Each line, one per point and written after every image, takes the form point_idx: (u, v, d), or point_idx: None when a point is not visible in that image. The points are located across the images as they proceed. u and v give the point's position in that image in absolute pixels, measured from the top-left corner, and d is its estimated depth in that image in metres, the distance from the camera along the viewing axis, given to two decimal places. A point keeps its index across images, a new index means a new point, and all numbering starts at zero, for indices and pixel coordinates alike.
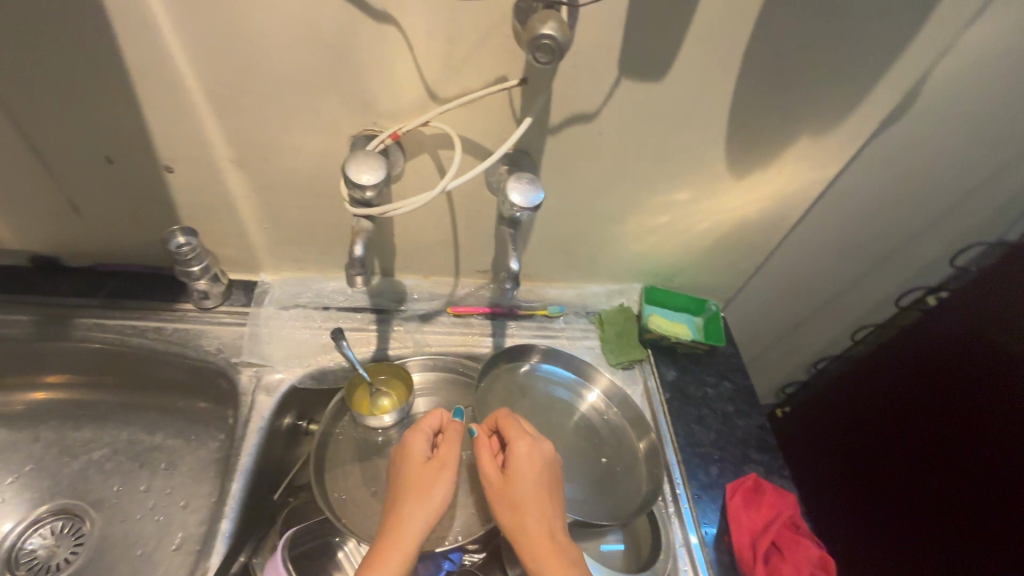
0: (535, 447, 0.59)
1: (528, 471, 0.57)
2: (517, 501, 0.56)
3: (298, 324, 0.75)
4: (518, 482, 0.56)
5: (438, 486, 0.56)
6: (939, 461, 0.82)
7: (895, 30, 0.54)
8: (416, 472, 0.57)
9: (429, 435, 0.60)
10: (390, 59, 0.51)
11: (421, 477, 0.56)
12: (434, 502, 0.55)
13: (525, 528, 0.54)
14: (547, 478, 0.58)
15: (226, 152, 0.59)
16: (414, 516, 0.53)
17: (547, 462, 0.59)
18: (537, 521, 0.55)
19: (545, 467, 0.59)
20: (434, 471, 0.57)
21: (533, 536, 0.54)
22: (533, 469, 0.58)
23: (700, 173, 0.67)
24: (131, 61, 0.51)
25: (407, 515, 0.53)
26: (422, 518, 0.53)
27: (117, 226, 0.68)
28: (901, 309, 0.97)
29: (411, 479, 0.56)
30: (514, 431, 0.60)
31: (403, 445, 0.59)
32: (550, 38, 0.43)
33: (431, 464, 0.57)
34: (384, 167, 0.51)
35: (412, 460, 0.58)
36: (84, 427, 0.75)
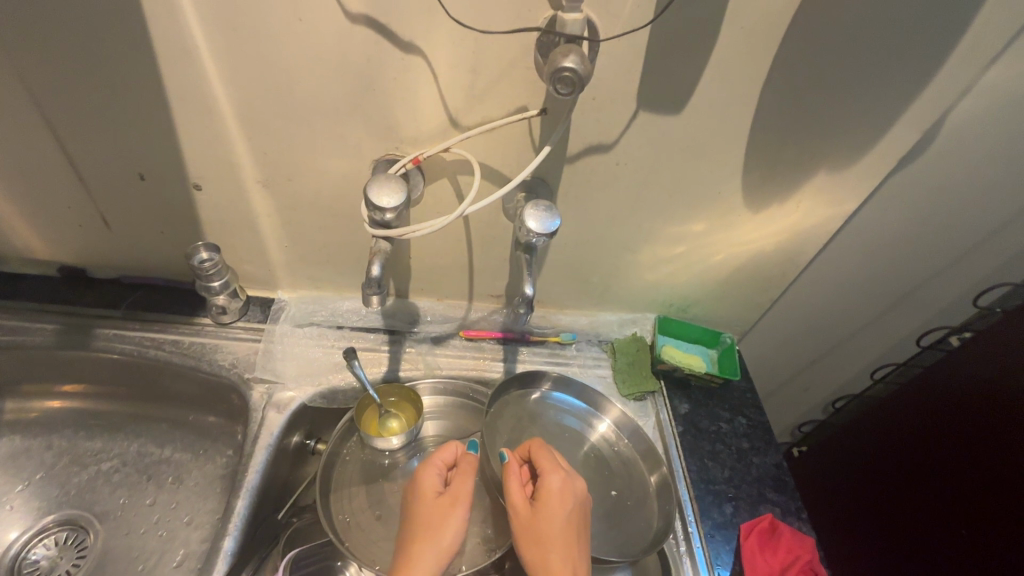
0: (568, 482, 0.58)
1: (556, 507, 0.56)
2: (541, 538, 0.54)
3: (312, 342, 0.76)
4: (544, 516, 0.55)
5: (451, 522, 0.54)
6: (959, 509, 0.79)
7: (910, 71, 0.55)
8: (428, 507, 0.55)
9: (440, 470, 0.59)
10: (415, 87, 0.53)
11: (434, 512, 0.55)
12: (448, 539, 0.54)
13: (548, 567, 0.53)
14: (576, 517, 0.57)
15: (253, 172, 0.61)
16: (425, 554, 0.52)
17: (577, 498, 0.58)
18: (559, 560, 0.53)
19: (575, 504, 0.57)
20: (446, 506, 0.56)
21: None
22: (566, 504, 0.56)
23: (717, 204, 0.68)
24: (170, 84, 0.53)
25: (419, 552, 0.52)
26: (434, 558, 0.52)
27: (144, 241, 0.70)
28: (922, 349, 0.94)
29: (423, 515, 0.55)
30: (549, 464, 0.59)
31: (413, 478, 0.58)
32: (572, 70, 0.44)
33: (442, 499, 0.56)
34: (404, 191, 0.52)
35: (423, 495, 0.57)
36: (96, 438, 0.76)
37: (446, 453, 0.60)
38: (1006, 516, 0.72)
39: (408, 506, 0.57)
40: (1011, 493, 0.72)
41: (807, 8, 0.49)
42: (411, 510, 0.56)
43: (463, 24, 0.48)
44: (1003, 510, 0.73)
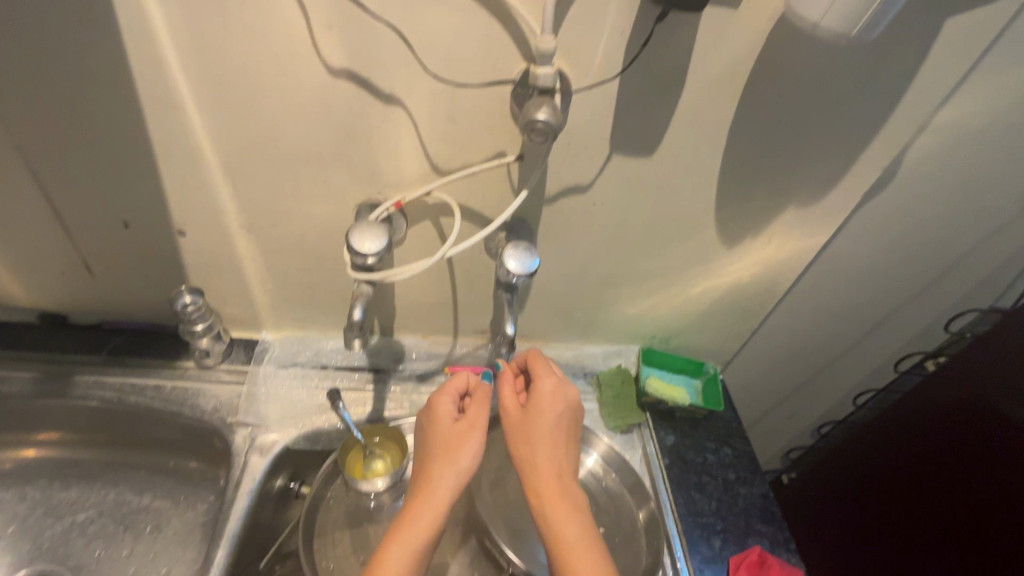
0: (560, 387, 0.59)
1: (551, 412, 0.57)
2: (532, 440, 0.56)
3: (296, 383, 0.75)
4: (539, 424, 0.56)
5: (468, 440, 0.55)
6: (949, 538, 0.79)
7: (867, 114, 0.58)
8: (444, 429, 0.56)
9: (454, 393, 0.59)
10: (396, 135, 0.55)
11: (452, 434, 0.56)
12: (467, 458, 0.54)
13: (537, 465, 0.55)
14: (568, 420, 0.58)
15: (237, 217, 0.62)
16: (444, 471, 0.53)
17: (569, 404, 0.58)
18: (556, 463, 0.55)
19: (565, 408, 0.58)
20: (463, 430, 0.56)
21: (544, 471, 0.54)
22: (556, 407, 0.57)
23: (693, 240, 0.70)
24: (156, 136, 0.55)
25: (441, 471, 0.53)
26: (454, 474, 0.53)
27: (126, 286, 0.70)
28: (901, 373, 0.97)
29: (437, 436, 0.56)
30: (541, 370, 0.60)
31: (429, 406, 0.58)
32: (545, 122, 0.47)
33: (459, 424, 0.56)
34: (385, 235, 0.54)
35: (440, 421, 0.57)
36: (72, 487, 0.74)
37: (459, 382, 0.59)
38: (995, 542, 0.72)
39: (424, 430, 0.58)
40: (1000, 523, 0.72)
41: (767, 59, 0.52)
42: (427, 433, 0.57)
43: (440, 79, 0.51)
44: (991, 541, 0.73)
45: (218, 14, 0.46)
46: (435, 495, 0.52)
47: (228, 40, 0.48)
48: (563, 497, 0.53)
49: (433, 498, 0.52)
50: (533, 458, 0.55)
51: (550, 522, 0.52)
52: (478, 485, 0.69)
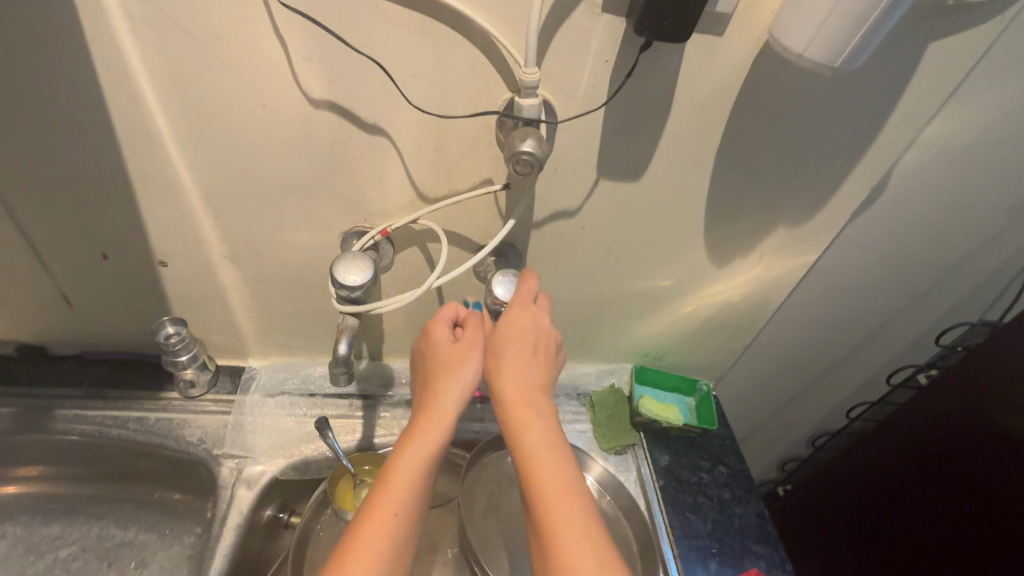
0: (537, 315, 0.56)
1: (529, 332, 0.55)
2: (506, 357, 0.53)
3: (283, 413, 0.73)
4: (515, 344, 0.54)
5: (465, 361, 0.54)
6: (952, 558, 0.78)
7: (853, 137, 0.58)
8: (438, 355, 0.55)
9: (446, 321, 0.57)
10: (380, 164, 0.54)
11: (447, 359, 0.54)
12: (463, 381, 0.53)
13: (505, 381, 0.52)
14: (543, 345, 0.56)
15: (220, 246, 0.61)
16: (444, 394, 0.52)
17: (546, 330, 0.56)
18: (533, 379, 0.54)
19: (541, 334, 0.56)
20: (460, 352, 0.54)
21: (512, 386, 0.52)
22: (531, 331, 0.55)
23: (683, 261, 0.69)
24: (134, 168, 0.54)
25: (439, 395, 0.52)
26: (453, 396, 0.52)
27: (106, 316, 0.68)
28: (893, 387, 0.98)
29: (437, 359, 0.54)
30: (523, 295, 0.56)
31: (424, 334, 0.57)
32: (529, 154, 0.46)
33: (457, 345, 0.55)
34: (371, 266, 0.53)
35: (436, 346, 0.55)
36: (54, 522, 0.72)
37: (451, 313, 0.58)
38: (995, 556, 0.71)
39: (422, 361, 0.57)
40: (1001, 542, 0.71)
41: (752, 86, 0.52)
42: (423, 362, 0.56)
43: (423, 110, 0.50)
44: (992, 561, 0.72)
45: (196, 48, 0.45)
46: (434, 418, 0.52)
47: (207, 73, 0.47)
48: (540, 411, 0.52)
49: (432, 420, 0.51)
50: (509, 375, 0.53)
51: (521, 435, 0.50)
52: (471, 511, 0.68)
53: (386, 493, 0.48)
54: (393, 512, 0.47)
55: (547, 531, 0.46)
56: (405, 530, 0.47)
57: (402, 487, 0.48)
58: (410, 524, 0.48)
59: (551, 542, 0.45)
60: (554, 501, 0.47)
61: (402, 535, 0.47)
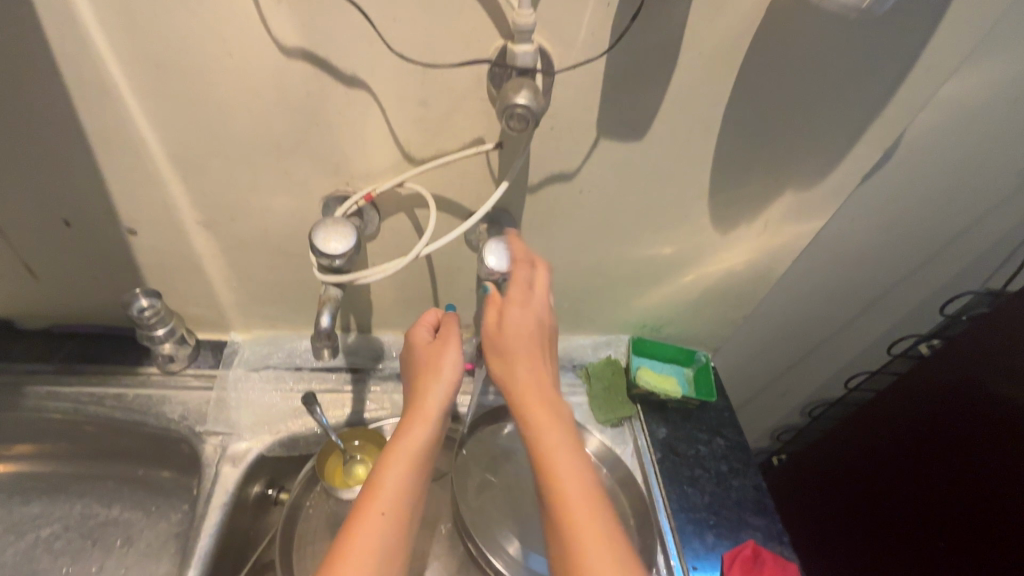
0: (531, 306, 0.52)
1: (528, 325, 0.51)
2: (515, 354, 0.50)
3: (268, 387, 0.71)
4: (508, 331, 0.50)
5: (447, 357, 0.52)
6: (947, 525, 0.78)
7: (870, 92, 0.54)
8: (420, 354, 0.53)
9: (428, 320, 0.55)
10: (362, 121, 0.50)
11: (427, 358, 0.52)
12: (447, 378, 0.51)
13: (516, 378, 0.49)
14: (543, 337, 0.52)
15: (192, 213, 0.57)
16: (426, 391, 0.50)
17: (542, 322, 0.52)
18: (528, 363, 0.50)
19: (541, 325, 0.52)
20: (445, 353, 0.52)
21: (521, 383, 0.49)
22: (530, 323, 0.51)
23: (685, 227, 0.66)
24: (90, 126, 0.49)
25: (423, 396, 0.50)
26: (438, 390, 0.50)
27: (75, 288, 0.65)
28: (893, 356, 0.96)
29: (423, 361, 0.52)
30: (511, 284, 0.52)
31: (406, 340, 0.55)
32: (524, 107, 0.42)
33: (440, 346, 0.53)
34: (354, 233, 0.49)
35: (421, 350, 0.53)
36: (35, 501, 0.70)
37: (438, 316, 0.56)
38: (994, 522, 0.71)
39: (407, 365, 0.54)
40: (999, 512, 0.71)
41: (765, 34, 0.48)
42: (407, 368, 0.54)
43: (406, 58, 0.45)
44: (990, 530, 0.72)
45: None
46: (418, 414, 0.50)
47: (163, 15, 0.42)
48: (547, 403, 0.49)
49: (416, 418, 0.50)
50: (520, 374, 0.49)
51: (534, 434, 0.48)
52: (462, 490, 0.66)
53: (375, 494, 0.46)
54: (381, 512, 0.45)
55: (567, 535, 0.43)
56: (392, 536, 0.45)
57: (391, 492, 0.46)
58: (403, 523, 0.46)
59: (568, 548, 0.43)
60: (571, 501, 0.44)
61: (396, 533, 0.45)
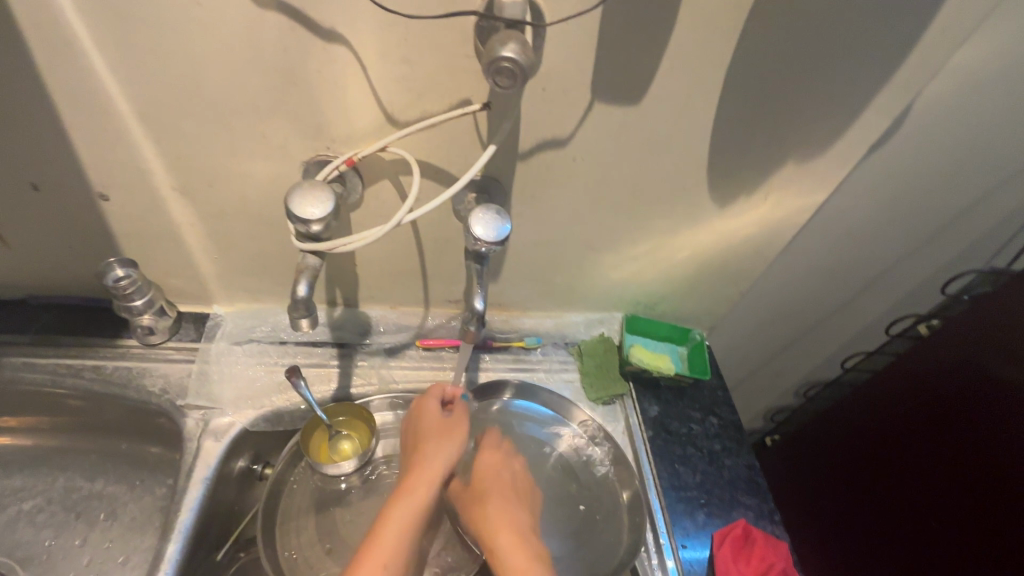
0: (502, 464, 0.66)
1: (502, 476, 0.65)
2: (489, 495, 0.62)
3: (252, 361, 0.69)
4: (488, 466, 0.65)
5: (459, 434, 0.61)
6: (945, 505, 0.77)
7: (881, 53, 0.51)
8: (427, 427, 0.61)
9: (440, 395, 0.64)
10: (342, 80, 0.47)
11: (434, 431, 0.61)
12: (449, 454, 0.59)
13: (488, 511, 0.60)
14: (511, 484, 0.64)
15: (167, 178, 0.54)
16: (437, 454, 0.59)
17: (512, 473, 0.66)
18: (499, 494, 0.62)
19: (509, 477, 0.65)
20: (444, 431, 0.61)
21: (493, 516, 0.60)
22: (502, 476, 0.65)
23: (683, 199, 0.64)
24: (52, 82, 0.46)
25: (428, 456, 0.58)
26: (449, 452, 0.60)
27: (48, 256, 0.62)
28: (890, 337, 0.95)
29: (426, 431, 0.61)
30: (487, 445, 0.67)
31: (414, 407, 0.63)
32: (511, 60, 0.39)
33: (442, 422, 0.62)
34: (333, 198, 0.46)
35: (425, 418, 0.62)
36: (16, 475, 0.69)
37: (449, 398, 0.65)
38: (994, 496, 0.71)
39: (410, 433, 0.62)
40: (999, 494, 0.70)
41: None
42: (410, 434, 0.62)
43: (387, 9, 0.42)
44: (989, 511, 0.71)
45: None
46: (420, 474, 0.57)
47: None
48: (515, 526, 0.59)
49: (422, 474, 0.57)
50: (493, 509, 0.60)
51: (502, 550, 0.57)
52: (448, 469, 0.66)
53: (376, 543, 0.51)
54: (383, 564, 0.50)
55: None
56: None
57: (394, 543, 0.52)
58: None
59: None
60: None
61: None
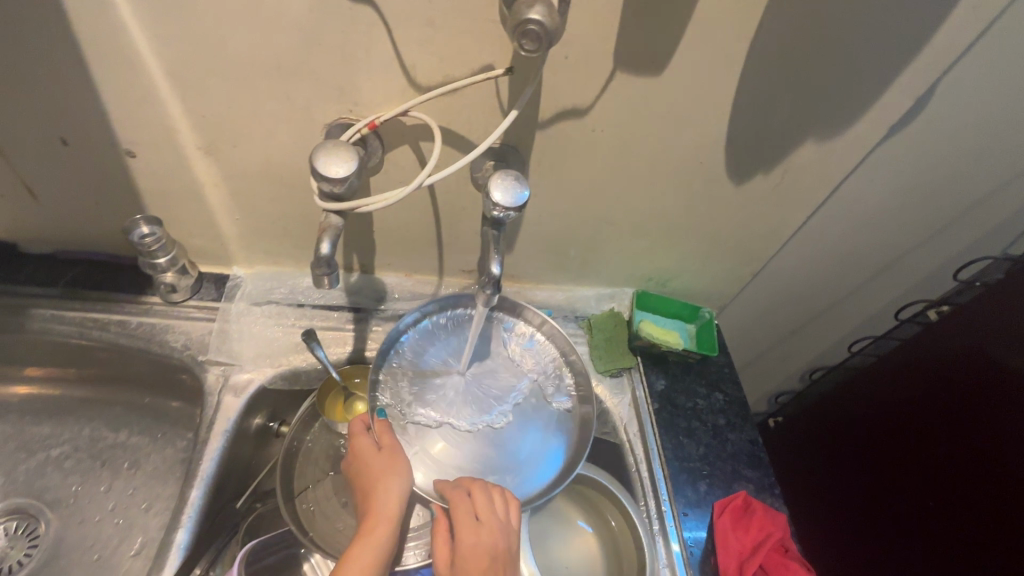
0: (484, 525, 0.55)
1: (480, 542, 0.54)
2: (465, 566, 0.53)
3: (270, 321, 0.71)
4: (464, 531, 0.54)
5: (400, 473, 0.57)
6: (943, 489, 0.79)
7: (908, 30, 0.50)
8: (370, 471, 0.57)
9: (371, 425, 0.61)
10: (366, 42, 0.48)
11: (378, 474, 0.57)
12: (393, 506, 0.55)
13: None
14: (492, 550, 0.54)
15: (191, 137, 0.55)
16: (382, 498, 0.55)
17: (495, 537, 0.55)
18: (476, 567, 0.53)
19: (491, 544, 0.54)
20: (381, 468, 0.57)
21: None
22: (483, 542, 0.54)
23: (700, 175, 0.64)
24: (82, 37, 0.47)
25: (376, 502, 0.55)
26: (393, 498, 0.56)
27: (76, 212, 0.64)
28: (900, 322, 0.93)
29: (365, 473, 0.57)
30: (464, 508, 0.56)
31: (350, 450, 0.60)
32: (537, 23, 0.39)
33: (380, 456, 0.58)
34: (356, 159, 0.47)
35: (363, 459, 0.58)
36: (44, 423, 0.72)
37: (383, 425, 0.60)
38: (995, 478, 0.72)
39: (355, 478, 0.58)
40: (1000, 478, 0.71)
41: None
42: (356, 479, 0.58)
43: None
44: (988, 494, 0.73)
45: None
46: (366, 531, 0.54)
47: None
48: None
49: (379, 519, 0.55)
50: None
51: None
52: (394, 416, 0.65)
53: None
54: None
55: None
56: None
57: None
58: None
59: None
60: None
61: None
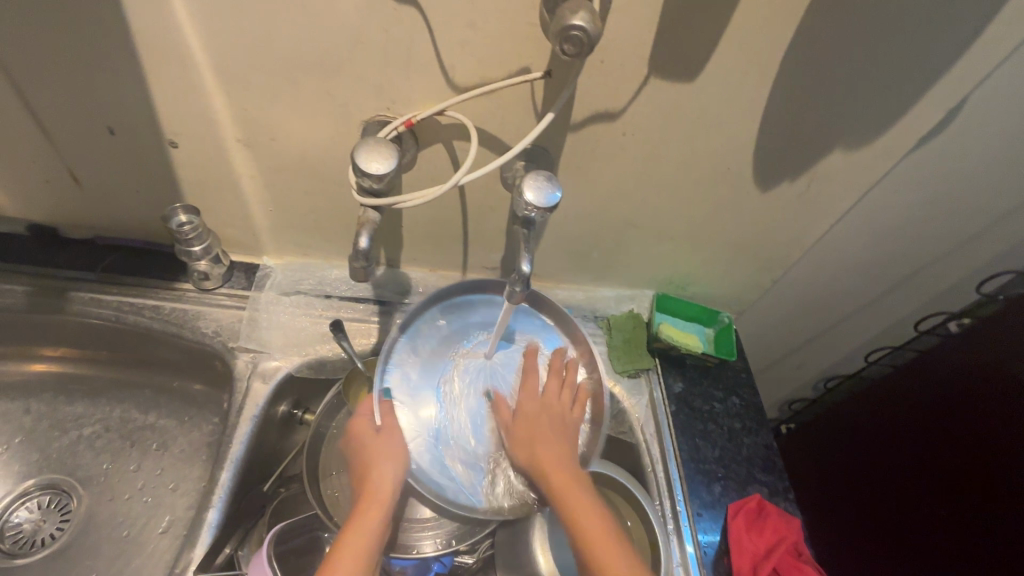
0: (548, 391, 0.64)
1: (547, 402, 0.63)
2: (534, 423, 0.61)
3: (298, 311, 0.73)
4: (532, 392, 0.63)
5: (397, 458, 0.58)
6: (955, 499, 0.79)
7: (941, 42, 0.51)
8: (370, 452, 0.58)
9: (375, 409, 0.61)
10: (407, 42, 0.49)
11: (378, 454, 0.58)
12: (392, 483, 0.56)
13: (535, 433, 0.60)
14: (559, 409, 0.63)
15: (233, 130, 0.57)
16: (380, 478, 0.56)
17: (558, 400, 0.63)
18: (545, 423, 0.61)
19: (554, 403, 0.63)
20: (380, 449, 0.58)
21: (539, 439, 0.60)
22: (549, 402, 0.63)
23: (726, 181, 0.64)
24: (135, 31, 0.49)
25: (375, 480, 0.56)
26: (390, 477, 0.57)
27: (118, 199, 0.66)
28: (919, 333, 0.94)
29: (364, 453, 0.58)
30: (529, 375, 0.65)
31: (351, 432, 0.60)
32: (581, 29, 0.40)
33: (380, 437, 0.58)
34: (395, 156, 0.48)
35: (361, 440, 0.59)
36: (77, 402, 0.74)
37: (385, 409, 0.60)
38: (1009, 492, 0.72)
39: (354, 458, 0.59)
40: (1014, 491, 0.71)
41: None
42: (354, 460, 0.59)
43: None
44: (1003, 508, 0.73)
45: None
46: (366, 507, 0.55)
47: None
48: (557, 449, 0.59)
49: (375, 497, 0.56)
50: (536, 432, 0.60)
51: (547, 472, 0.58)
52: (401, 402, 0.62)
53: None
54: None
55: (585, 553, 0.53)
56: None
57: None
58: None
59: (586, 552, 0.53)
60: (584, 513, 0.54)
61: None
